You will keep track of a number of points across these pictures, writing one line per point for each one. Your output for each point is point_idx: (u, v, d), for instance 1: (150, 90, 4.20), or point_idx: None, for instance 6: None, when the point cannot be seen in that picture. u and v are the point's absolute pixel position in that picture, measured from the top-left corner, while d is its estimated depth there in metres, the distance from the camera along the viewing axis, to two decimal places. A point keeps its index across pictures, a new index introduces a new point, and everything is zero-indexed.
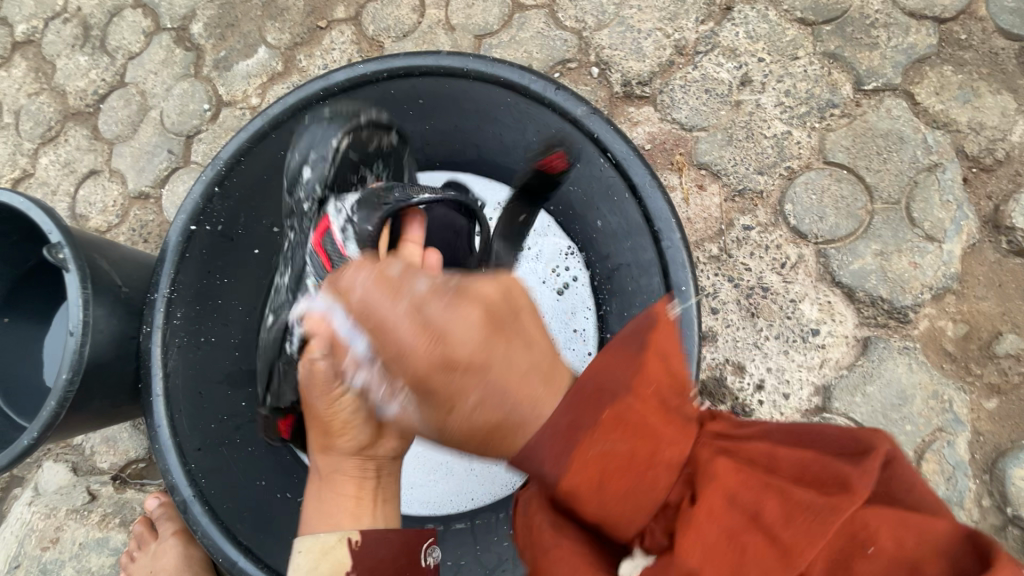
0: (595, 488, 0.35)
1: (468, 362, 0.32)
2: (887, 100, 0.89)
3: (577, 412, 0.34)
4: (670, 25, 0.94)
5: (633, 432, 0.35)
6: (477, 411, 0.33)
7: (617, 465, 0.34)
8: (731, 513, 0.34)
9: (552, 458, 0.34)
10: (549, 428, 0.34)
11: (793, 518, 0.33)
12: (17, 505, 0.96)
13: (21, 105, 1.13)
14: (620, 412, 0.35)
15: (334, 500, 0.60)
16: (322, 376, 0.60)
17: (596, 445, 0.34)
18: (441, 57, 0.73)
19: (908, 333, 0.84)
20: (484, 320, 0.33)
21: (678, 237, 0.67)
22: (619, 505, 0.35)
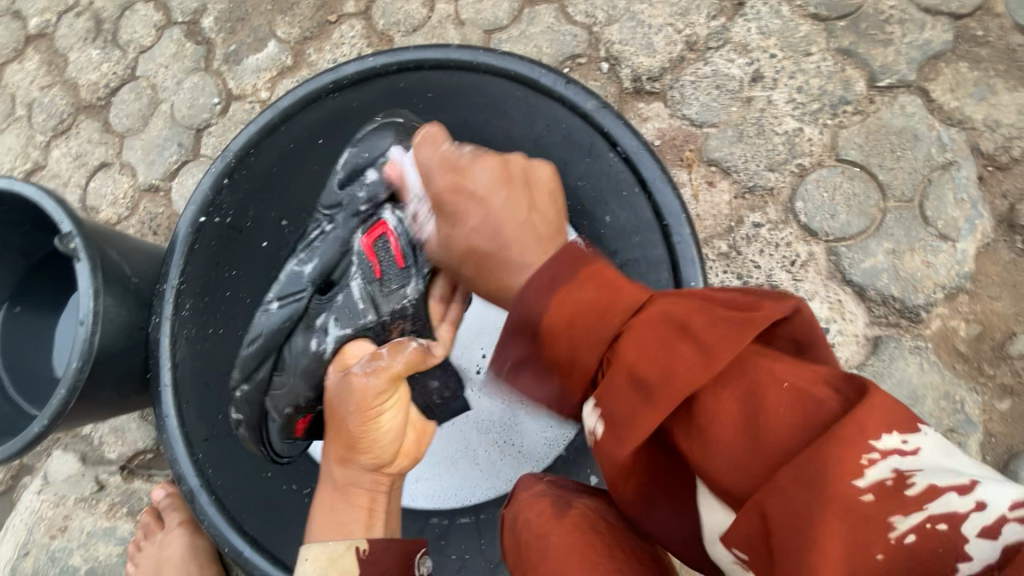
0: (567, 325, 0.40)
1: (476, 192, 0.50)
2: (901, 97, 0.88)
3: (559, 267, 0.43)
4: (681, 20, 0.94)
5: (592, 282, 0.41)
6: (476, 231, 0.49)
7: (581, 307, 0.40)
8: (661, 326, 0.36)
9: (538, 297, 0.42)
10: (536, 279, 0.43)
11: (715, 330, 0.34)
12: (26, 493, 0.97)
13: (34, 98, 1.14)
14: (591, 270, 0.42)
15: (347, 511, 0.60)
16: (362, 395, 0.57)
17: (568, 292, 0.41)
18: (450, 51, 0.74)
19: (919, 332, 0.83)
20: (501, 176, 0.50)
21: (688, 233, 0.68)
22: (581, 338, 0.39)
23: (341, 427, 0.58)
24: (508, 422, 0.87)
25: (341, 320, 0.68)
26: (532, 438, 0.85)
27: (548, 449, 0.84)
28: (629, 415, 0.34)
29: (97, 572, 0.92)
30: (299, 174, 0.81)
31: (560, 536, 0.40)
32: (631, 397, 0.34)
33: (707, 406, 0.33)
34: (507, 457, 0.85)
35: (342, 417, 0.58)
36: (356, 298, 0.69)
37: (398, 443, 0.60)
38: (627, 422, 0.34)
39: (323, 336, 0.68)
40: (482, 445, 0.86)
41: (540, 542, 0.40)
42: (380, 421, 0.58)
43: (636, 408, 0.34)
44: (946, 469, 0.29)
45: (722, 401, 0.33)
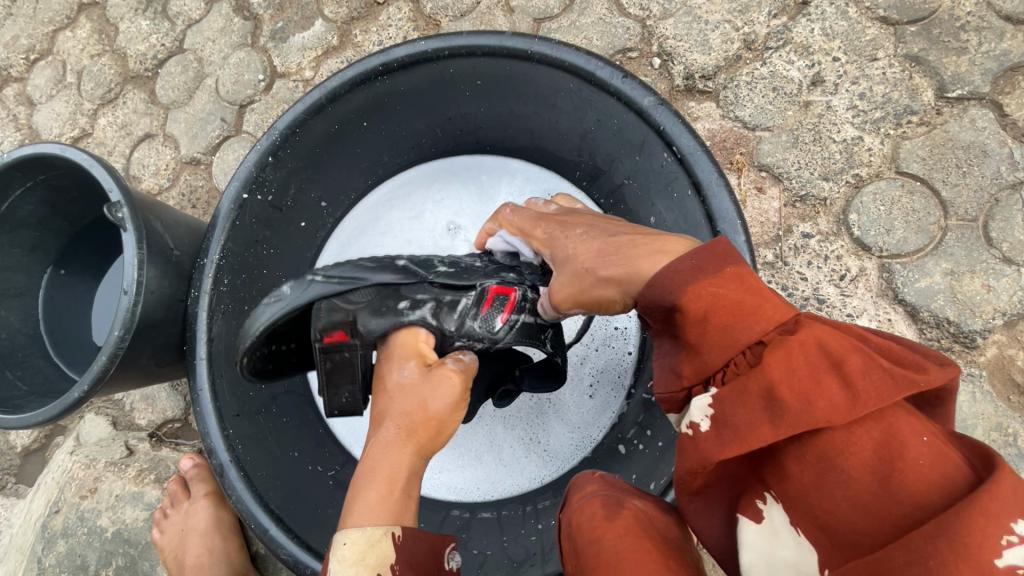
0: (702, 319, 0.42)
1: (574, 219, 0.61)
2: (972, 110, 0.83)
3: (701, 259, 0.44)
4: (740, 17, 0.90)
5: (741, 284, 0.42)
6: (586, 236, 0.56)
7: (725, 304, 0.41)
8: (815, 356, 0.37)
9: (673, 283, 0.44)
10: (674, 266, 0.44)
11: (873, 376, 0.35)
12: (59, 452, 0.99)
13: (84, 66, 1.16)
14: (740, 269, 0.43)
15: (401, 499, 0.54)
16: (459, 388, 0.60)
17: (711, 286, 0.42)
18: (505, 38, 0.70)
19: (972, 359, 0.79)
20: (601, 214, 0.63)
21: (742, 240, 0.65)
22: (718, 337, 0.41)
23: (425, 415, 0.57)
24: (534, 420, 0.86)
25: (434, 311, 0.64)
26: (558, 439, 0.84)
27: (573, 450, 0.83)
28: (744, 423, 0.38)
29: (123, 535, 0.94)
30: (340, 154, 0.82)
31: (611, 542, 0.45)
32: (758, 413, 0.37)
33: (838, 438, 0.35)
34: (531, 455, 0.84)
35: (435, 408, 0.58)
36: (456, 309, 0.65)
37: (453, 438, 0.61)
38: (741, 427, 0.38)
39: (415, 304, 0.64)
40: (507, 441, 0.86)
41: (595, 545, 0.46)
42: (452, 419, 0.59)
43: (760, 419, 0.37)
44: None
45: (863, 442, 0.35)
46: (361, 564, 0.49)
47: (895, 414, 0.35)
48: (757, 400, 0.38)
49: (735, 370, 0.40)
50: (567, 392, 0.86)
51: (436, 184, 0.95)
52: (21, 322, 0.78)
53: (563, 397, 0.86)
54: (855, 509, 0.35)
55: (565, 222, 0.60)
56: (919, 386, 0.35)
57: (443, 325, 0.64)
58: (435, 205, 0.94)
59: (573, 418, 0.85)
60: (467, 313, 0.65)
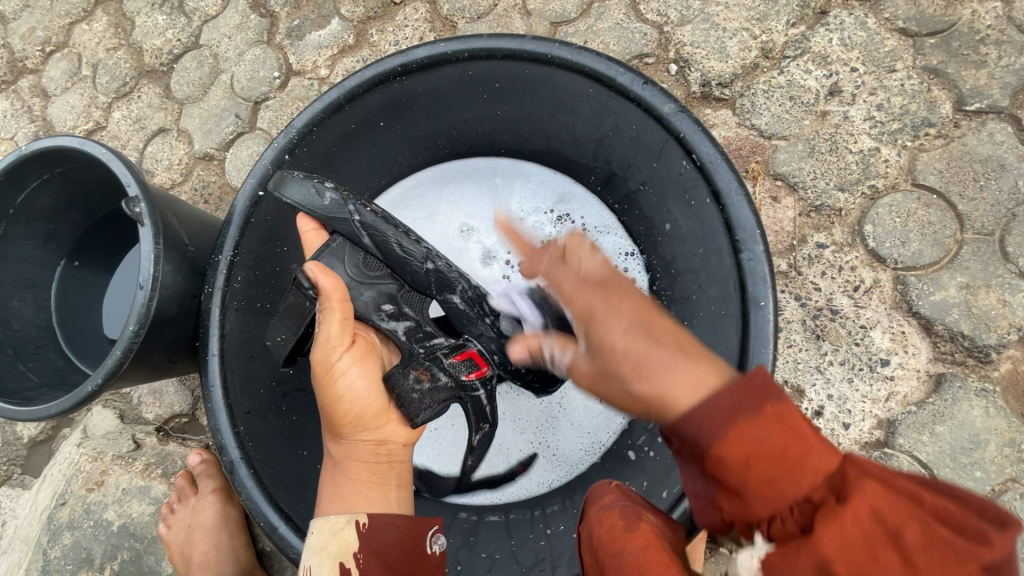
0: (742, 467, 0.35)
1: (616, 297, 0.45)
2: (990, 123, 0.83)
3: (741, 392, 0.36)
4: (759, 25, 0.90)
5: (779, 425, 0.36)
6: (629, 333, 0.41)
7: (766, 452, 0.35)
8: (873, 531, 0.34)
9: (709, 424, 0.36)
10: (713, 401, 0.36)
11: (931, 549, 0.34)
12: (66, 444, 0.99)
13: (100, 59, 1.16)
14: (782, 407, 0.36)
15: (346, 484, 0.62)
16: (319, 368, 0.62)
17: (752, 429, 0.35)
18: (526, 41, 0.70)
19: (986, 374, 0.79)
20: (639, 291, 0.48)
21: (761, 250, 0.64)
22: (764, 490, 0.35)
23: (327, 375, 0.62)
24: (544, 424, 0.87)
25: (408, 333, 0.68)
26: (567, 443, 0.85)
27: (583, 456, 0.83)
28: None
29: (129, 529, 0.94)
30: (354, 152, 0.82)
31: (632, 553, 0.44)
32: None
33: None
34: (541, 459, 0.85)
35: (342, 370, 0.62)
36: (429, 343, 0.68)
37: (371, 408, 0.63)
38: None
39: (396, 314, 0.69)
40: (516, 444, 0.87)
41: (615, 556, 0.44)
42: (358, 381, 0.63)
43: None
44: None
45: None
46: (326, 550, 0.58)
47: None
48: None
49: (779, 526, 0.35)
50: (577, 397, 0.87)
51: (450, 185, 0.94)
52: (33, 314, 0.78)
53: (574, 402, 0.86)
54: None
55: (613, 297, 0.45)
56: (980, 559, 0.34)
57: (410, 346, 0.67)
58: (448, 206, 0.94)
59: (583, 423, 0.85)
60: (439, 349, 0.68)
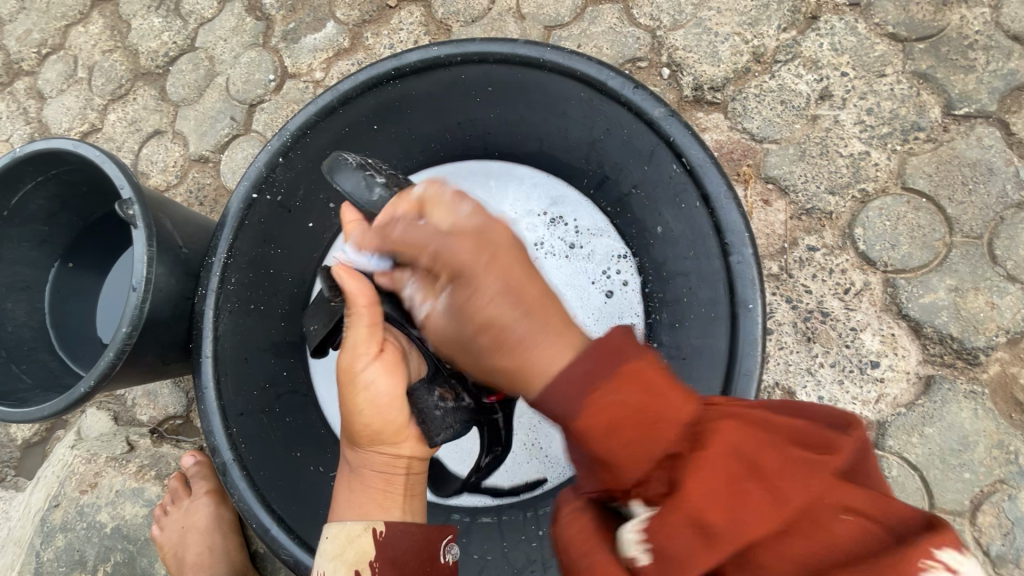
0: (607, 430, 0.38)
1: (490, 257, 0.47)
2: (978, 128, 0.84)
3: (595, 359, 0.39)
4: (750, 30, 0.91)
5: (637, 382, 0.39)
6: (498, 301, 0.44)
7: (625, 413, 0.38)
8: (731, 462, 0.36)
9: (570, 396, 0.39)
10: (570, 372, 0.40)
11: (788, 470, 0.36)
12: (59, 446, 0.99)
13: (95, 61, 1.16)
14: (638, 364, 0.39)
15: (361, 492, 0.62)
16: (344, 371, 0.63)
17: (611, 393, 0.38)
18: (517, 46, 0.70)
19: (975, 376, 0.80)
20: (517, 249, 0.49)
21: (750, 252, 0.65)
22: (629, 449, 0.38)
23: (349, 379, 0.62)
24: (536, 426, 0.87)
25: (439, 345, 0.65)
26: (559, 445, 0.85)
27: None
28: (684, 556, 0.34)
29: (122, 531, 0.94)
30: (348, 154, 0.82)
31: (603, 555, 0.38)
32: (690, 538, 0.35)
33: (775, 547, 0.34)
34: (533, 460, 0.85)
35: (366, 381, 0.62)
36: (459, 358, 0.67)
37: (389, 420, 0.62)
38: (682, 560, 0.34)
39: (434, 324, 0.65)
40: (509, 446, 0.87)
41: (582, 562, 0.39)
42: (381, 388, 0.62)
43: (694, 546, 0.34)
44: None
45: (796, 540, 0.34)
46: (340, 557, 0.58)
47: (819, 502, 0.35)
48: (685, 530, 0.35)
49: (651, 485, 0.37)
50: None
51: None
52: (27, 316, 0.79)
53: None
54: None
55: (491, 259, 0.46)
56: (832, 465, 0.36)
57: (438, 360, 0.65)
58: None
59: None
60: None
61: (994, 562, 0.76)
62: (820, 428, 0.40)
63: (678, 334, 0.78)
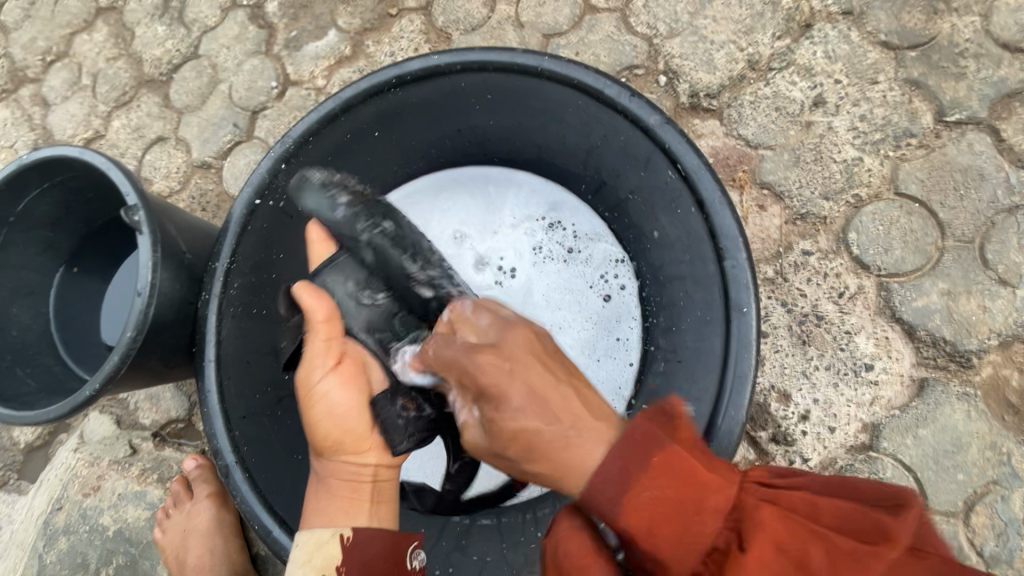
0: (652, 529, 0.40)
1: (513, 369, 0.47)
2: (969, 134, 0.85)
3: (629, 458, 0.41)
4: (745, 38, 0.92)
5: (679, 478, 0.40)
6: (524, 410, 0.44)
7: (668, 510, 0.40)
8: (780, 560, 0.38)
9: (611, 498, 0.41)
10: (611, 474, 0.41)
11: (838, 564, 0.38)
12: (62, 450, 1.00)
13: (100, 68, 1.18)
14: (677, 458, 0.41)
15: (327, 500, 0.63)
16: (303, 386, 0.66)
17: (652, 491, 0.40)
18: (515, 55, 0.72)
19: (968, 378, 0.81)
20: (541, 354, 0.49)
21: (744, 257, 0.66)
22: (677, 544, 0.40)
23: (307, 393, 0.65)
24: None
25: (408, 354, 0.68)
26: None
27: None
28: None
29: (124, 534, 0.95)
30: (348, 160, 0.83)
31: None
32: None
33: None
34: None
35: (322, 391, 0.65)
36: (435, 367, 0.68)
37: (351, 431, 0.65)
38: None
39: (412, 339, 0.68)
40: None
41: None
42: (339, 400, 0.65)
43: None
44: None
45: None
46: (308, 562, 0.59)
47: None
48: None
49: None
50: None
51: (442, 194, 0.96)
52: (32, 321, 0.80)
53: None
54: None
55: (513, 375, 0.46)
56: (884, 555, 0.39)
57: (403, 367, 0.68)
58: (441, 214, 0.96)
59: None
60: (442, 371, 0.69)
61: (988, 562, 0.77)
62: (872, 511, 0.42)
63: (673, 337, 0.80)
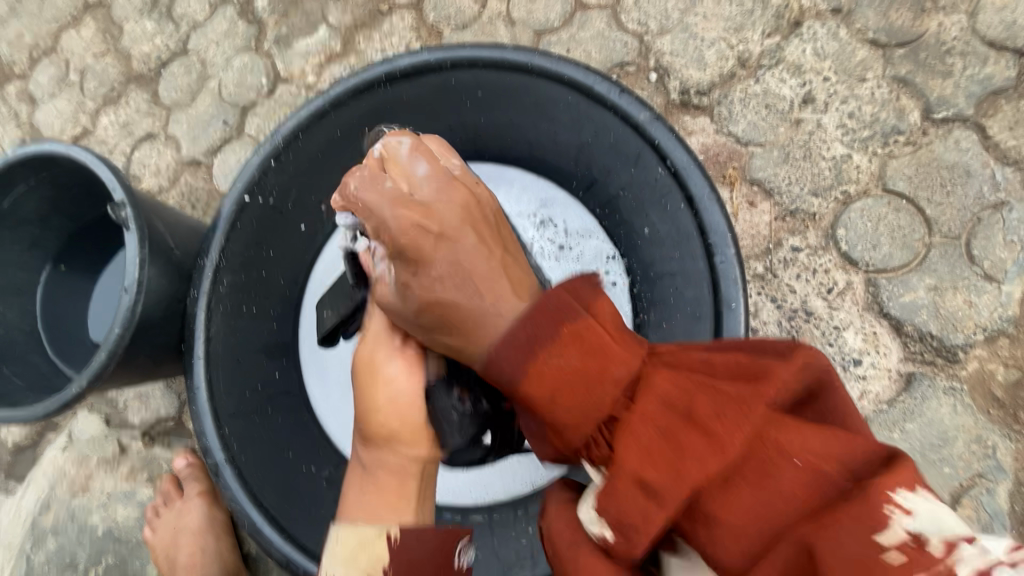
0: (550, 401, 0.42)
1: (443, 232, 0.52)
2: (956, 131, 0.86)
3: (536, 325, 0.44)
4: (735, 35, 0.93)
5: (576, 348, 0.42)
6: (445, 277, 0.50)
7: (565, 378, 0.42)
8: (665, 414, 0.39)
9: (513, 362, 0.44)
10: (514, 339, 0.45)
11: (721, 416, 0.38)
12: (50, 449, 0.98)
13: (87, 65, 1.16)
14: (574, 324, 0.43)
15: (373, 492, 0.59)
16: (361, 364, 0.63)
17: (551, 359, 0.42)
18: (506, 52, 0.73)
19: (954, 372, 0.81)
20: (469, 219, 0.54)
21: (732, 252, 0.68)
22: (574, 412, 0.41)
23: (367, 371, 0.62)
24: None
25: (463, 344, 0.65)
26: None
27: None
28: (639, 518, 0.38)
29: (114, 532, 0.94)
30: (342, 158, 0.82)
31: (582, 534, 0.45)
32: (641, 499, 0.38)
33: (717, 495, 0.37)
34: (524, 460, 0.84)
35: (385, 375, 0.62)
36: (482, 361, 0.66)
37: (405, 419, 0.61)
38: (641, 525, 0.38)
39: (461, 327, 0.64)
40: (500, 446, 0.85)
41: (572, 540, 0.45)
42: (398, 382, 0.62)
43: (642, 506, 0.38)
44: (938, 524, 0.35)
45: (740, 488, 0.37)
46: (353, 560, 0.57)
47: (763, 444, 0.37)
48: (631, 492, 0.38)
49: (596, 448, 0.41)
50: None
51: None
52: (19, 318, 0.79)
53: None
54: (759, 544, 0.36)
55: (439, 236, 0.51)
56: (767, 400, 0.38)
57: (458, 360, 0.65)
58: None
59: None
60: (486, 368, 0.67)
61: None
62: (764, 362, 0.42)
63: (664, 333, 0.79)
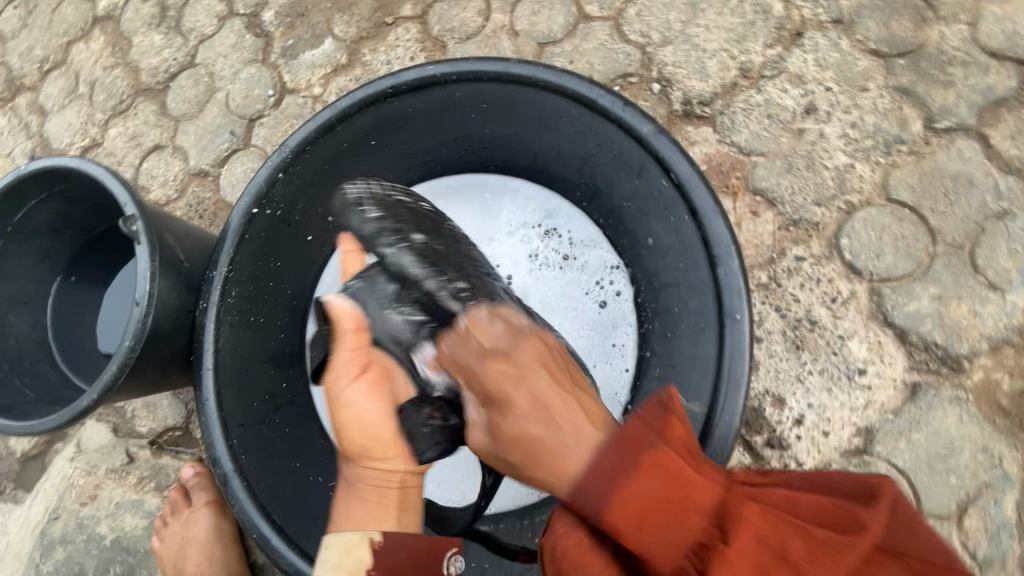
0: (636, 527, 0.43)
1: (521, 369, 0.52)
2: (958, 140, 0.86)
3: (618, 456, 0.45)
4: (737, 46, 0.93)
5: (660, 475, 0.43)
6: (530, 416, 0.49)
7: (654, 505, 0.42)
8: (765, 552, 0.40)
9: (599, 493, 0.44)
10: (599, 466, 0.45)
11: (817, 555, 0.40)
12: (58, 458, 0.99)
13: (96, 77, 1.18)
14: (656, 453, 0.44)
15: (358, 503, 0.63)
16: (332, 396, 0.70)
17: (635, 487, 0.43)
18: (509, 65, 0.73)
19: (960, 382, 0.81)
20: (546, 361, 0.53)
21: (736, 264, 0.67)
22: (660, 544, 0.42)
23: (335, 402, 0.69)
24: None
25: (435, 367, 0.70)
26: None
27: None
28: None
29: (121, 543, 0.94)
30: (347, 169, 0.84)
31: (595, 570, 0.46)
32: None
33: None
34: None
35: (350, 399, 0.69)
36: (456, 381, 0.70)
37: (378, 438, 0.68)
38: None
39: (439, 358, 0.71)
40: None
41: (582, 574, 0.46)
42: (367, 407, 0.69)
43: None
44: None
45: None
46: (338, 566, 0.58)
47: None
48: None
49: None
50: None
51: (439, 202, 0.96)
52: (29, 330, 0.80)
53: None
54: None
55: (518, 376, 0.51)
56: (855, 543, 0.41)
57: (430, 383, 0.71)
58: None
59: None
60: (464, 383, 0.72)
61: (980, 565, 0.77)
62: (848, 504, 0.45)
63: (669, 345, 0.80)
